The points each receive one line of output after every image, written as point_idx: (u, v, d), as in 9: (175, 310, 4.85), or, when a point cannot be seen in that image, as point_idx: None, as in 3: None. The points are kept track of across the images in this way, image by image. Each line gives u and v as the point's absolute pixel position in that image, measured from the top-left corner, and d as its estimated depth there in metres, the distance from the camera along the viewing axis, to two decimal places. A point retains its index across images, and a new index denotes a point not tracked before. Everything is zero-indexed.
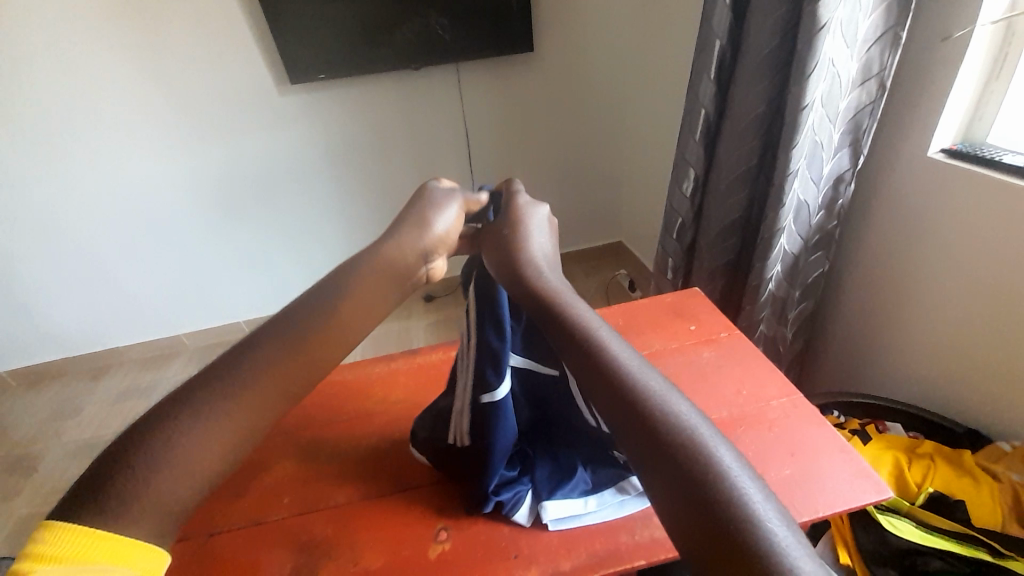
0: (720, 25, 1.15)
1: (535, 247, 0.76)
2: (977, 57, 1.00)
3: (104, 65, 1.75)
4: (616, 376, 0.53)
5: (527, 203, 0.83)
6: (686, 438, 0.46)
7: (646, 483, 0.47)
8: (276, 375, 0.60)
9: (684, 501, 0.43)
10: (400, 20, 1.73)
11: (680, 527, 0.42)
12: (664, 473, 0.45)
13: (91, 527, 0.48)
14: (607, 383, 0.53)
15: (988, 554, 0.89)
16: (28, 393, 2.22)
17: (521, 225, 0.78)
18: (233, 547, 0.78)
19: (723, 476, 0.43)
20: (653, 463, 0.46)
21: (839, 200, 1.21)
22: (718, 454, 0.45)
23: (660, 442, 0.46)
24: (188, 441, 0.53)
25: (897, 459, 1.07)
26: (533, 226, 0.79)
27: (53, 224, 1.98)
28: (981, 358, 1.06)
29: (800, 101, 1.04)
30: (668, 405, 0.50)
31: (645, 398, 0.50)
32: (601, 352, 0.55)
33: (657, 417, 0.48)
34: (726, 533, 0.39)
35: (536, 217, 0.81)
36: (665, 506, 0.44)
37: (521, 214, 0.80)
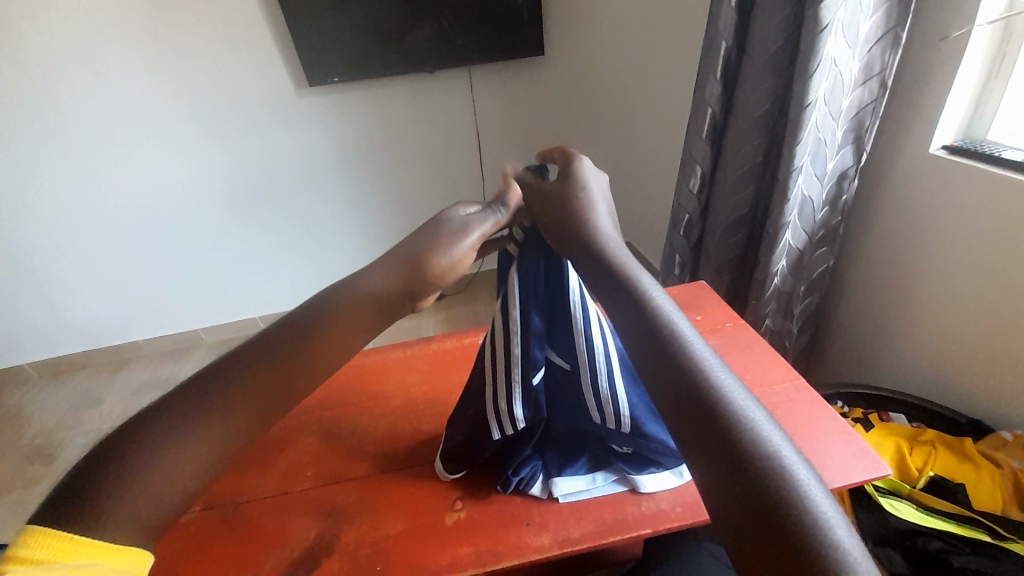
0: (726, 27, 1.19)
1: (599, 214, 0.69)
2: (976, 55, 1.03)
3: (132, 68, 1.83)
4: (665, 343, 0.50)
5: (582, 165, 0.73)
6: (733, 412, 0.44)
7: (694, 461, 0.44)
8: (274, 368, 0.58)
9: (725, 477, 0.41)
10: (415, 24, 1.79)
11: (717, 501, 0.41)
12: (715, 457, 0.42)
13: (68, 531, 0.45)
14: (654, 349, 0.50)
15: (987, 535, 0.92)
16: (50, 385, 2.29)
17: (577, 184, 0.71)
18: (259, 513, 0.83)
19: (771, 458, 0.40)
20: (693, 435, 0.44)
21: (843, 197, 1.25)
22: (768, 434, 0.42)
23: (708, 417, 0.44)
24: (169, 450, 0.51)
25: (899, 445, 1.10)
26: (590, 187, 0.71)
27: (80, 220, 2.07)
28: (982, 349, 1.09)
29: (804, 100, 1.07)
30: (717, 377, 0.47)
31: (694, 367, 0.47)
32: (650, 317, 0.53)
33: (706, 389, 0.46)
34: (768, 517, 0.38)
35: (591, 178, 0.73)
36: (703, 477, 0.43)
37: (575, 173, 0.72)
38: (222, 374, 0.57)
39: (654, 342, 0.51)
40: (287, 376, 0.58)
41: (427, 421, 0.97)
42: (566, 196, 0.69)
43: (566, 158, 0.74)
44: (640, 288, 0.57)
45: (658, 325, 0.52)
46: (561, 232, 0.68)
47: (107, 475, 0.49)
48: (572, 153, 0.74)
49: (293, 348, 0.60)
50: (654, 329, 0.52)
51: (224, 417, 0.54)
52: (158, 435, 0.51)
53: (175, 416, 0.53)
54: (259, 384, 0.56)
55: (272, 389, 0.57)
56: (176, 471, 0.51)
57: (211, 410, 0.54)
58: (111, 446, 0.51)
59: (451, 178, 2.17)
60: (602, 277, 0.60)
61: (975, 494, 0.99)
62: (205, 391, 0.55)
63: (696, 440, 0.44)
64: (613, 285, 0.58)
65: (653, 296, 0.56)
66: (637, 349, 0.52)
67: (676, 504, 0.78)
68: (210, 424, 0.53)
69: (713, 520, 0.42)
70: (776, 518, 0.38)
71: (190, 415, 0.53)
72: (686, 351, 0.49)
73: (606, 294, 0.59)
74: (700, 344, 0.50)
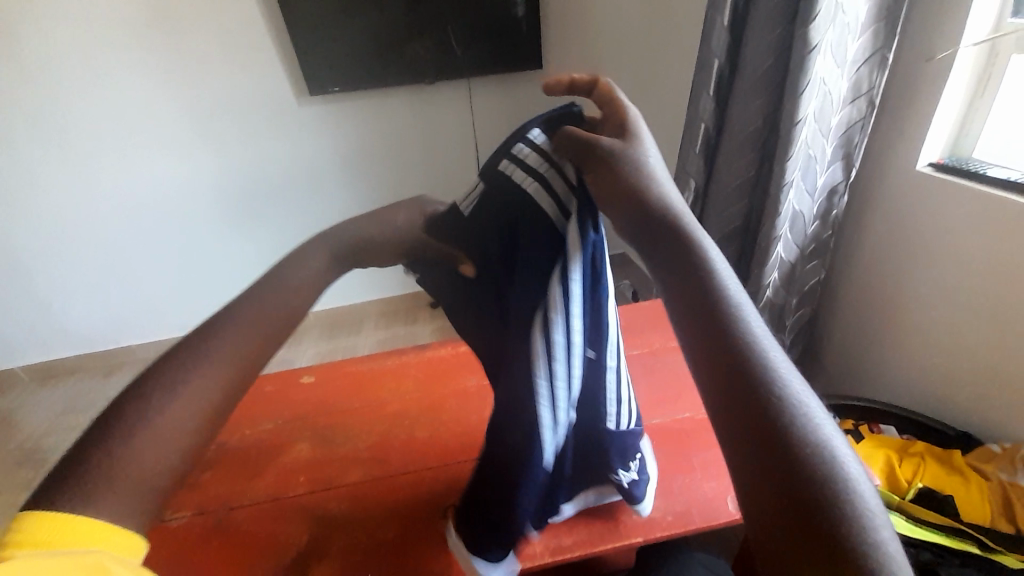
0: (719, 45, 1.22)
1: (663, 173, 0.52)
2: (963, 74, 1.07)
3: (135, 74, 1.85)
4: (726, 327, 0.43)
5: (632, 115, 0.55)
6: (794, 412, 0.39)
7: (739, 446, 0.39)
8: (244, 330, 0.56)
9: (772, 472, 0.38)
10: (416, 37, 1.82)
11: (764, 510, 0.38)
12: (766, 447, 0.38)
13: (66, 513, 0.43)
14: (712, 333, 0.42)
15: (975, 547, 0.93)
16: (40, 389, 2.27)
17: (635, 143, 0.53)
18: (250, 520, 0.83)
19: (832, 467, 0.37)
20: (742, 417, 0.40)
21: (833, 211, 1.27)
22: (827, 436, 0.39)
23: (762, 402, 0.40)
24: (155, 416, 0.49)
25: (889, 457, 1.11)
26: (650, 146, 0.53)
27: (77, 224, 2.07)
28: (971, 363, 1.10)
29: (794, 117, 1.10)
30: (778, 370, 0.41)
31: (755, 359, 0.41)
32: (710, 294, 0.44)
33: (762, 370, 0.41)
34: (826, 533, 0.35)
35: (645, 130, 0.55)
36: (751, 483, 0.38)
37: (628, 125, 0.54)
38: (197, 339, 0.55)
39: (716, 325, 0.43)
40: (271, 332, 0.58)
41: (421, 428, 0.97)
42: (624, 161, 0.52)
43: (611, 97, 0.56)
44: (707, 264, 0.46)
45: (719, 304, 0.44)
46: (612, 205, 0.51)
47: (99, 453, 0.47)
48: (621, 99, 0.56)
49: (268, 306, 0.59)
50: (716, 308, 0.43)
51: (214, 370, 0.53)
52: (149, 397, 0.50)
53: (162, 378, 0.51)
54: (244, 337, 0.56)
55: (258, 342, 0.56)
56: (175, 427, 0.49)
57: (198, 367, 0.52)
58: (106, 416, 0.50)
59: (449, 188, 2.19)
60: (666, 256, 0.47)
61: (963, 506, 1.00)
62: (192, 353, 0.53)
63: (750, 442, 0.39)
64: (672, 254, 0.47)
65: (718, 271, 0.46)
66: (691, 315, 0.44)
67: (668, 512, 0.78)
68: (198, 379, 0.52)
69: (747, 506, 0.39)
70: (835, 534, 0.35)
71: (179, 374, 0.52)
72: (747, 336, 0.42)
73: (661, 266, 0.47)
74: (760, 328, 0.44)
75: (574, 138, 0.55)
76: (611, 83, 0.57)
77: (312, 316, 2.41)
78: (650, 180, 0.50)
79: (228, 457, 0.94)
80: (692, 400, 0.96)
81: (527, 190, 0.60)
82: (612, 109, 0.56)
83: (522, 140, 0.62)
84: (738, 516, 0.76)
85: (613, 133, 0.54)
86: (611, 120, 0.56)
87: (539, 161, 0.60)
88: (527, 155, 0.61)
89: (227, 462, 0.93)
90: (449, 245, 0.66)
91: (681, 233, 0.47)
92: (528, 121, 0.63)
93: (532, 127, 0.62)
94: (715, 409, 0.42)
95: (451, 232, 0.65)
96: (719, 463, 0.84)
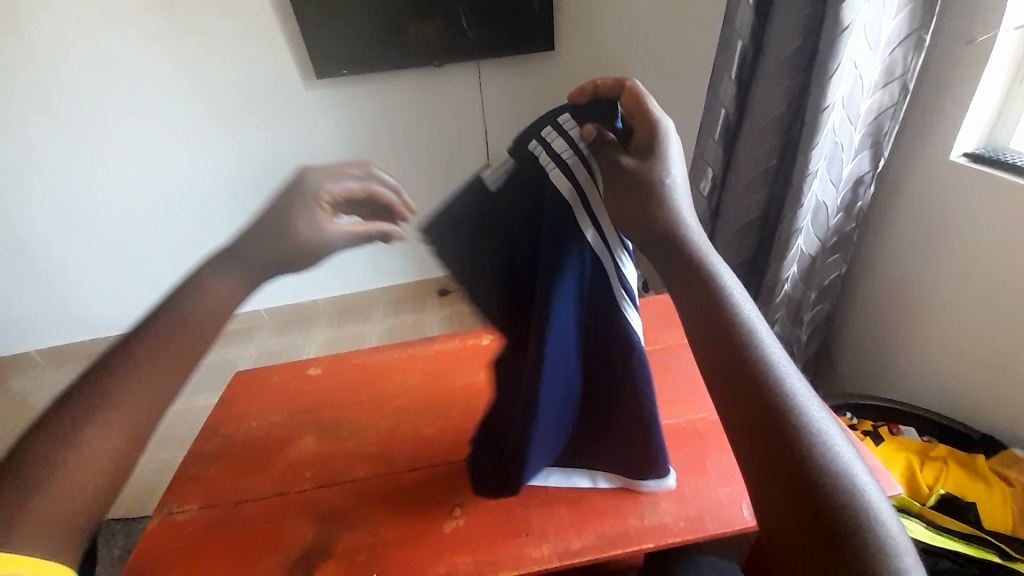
0: (743, 25, 1.15)
1: (679, 199, 0.49)
2: (1005, 59, 1.00)
3: (137, 56, 1.81)
4: (742, 344, 0.44)
5: (663, 127, 0.51)
6: (811, 430, 0.40)
7: (755, 464, 0.40)
8: (158, 359, 0.55)
9: (787, 491, 0.39)
10: (424, 19, 1.76)
11: (784, 529, 0.38)
12: (781, 468, 0.39)
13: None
14: (728, 350, 0.43)
15: (996, 556, 0.90)
16: (55, 372, 2.31)
17: (659, 162, 0.50)
18: (254, 515, 0.82)
19: (847, 481, 0.39)
20: (758, 438, 0.41)
21: (859, 203, 1.22)
22: (842, 454, 0.40)
23: (777, 423, 0.40)
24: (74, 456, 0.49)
25: (909, 461, 1.09)
26: (675, 168, 0.50)
27: (85, 209, 2.07)
28: (999, 364, 1.05)
29: (821, 103, 1.04)
30: (794, 388, 0.42)
31: (772, 377, 0.42)
32: (726, 314, 0.45)
33: (776, 390, 0.42)
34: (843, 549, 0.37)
35: (677, 146, 0.51)
36: (772, 503, 0.39)
37: (655, 143, 0.51)
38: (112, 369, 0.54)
39: (729, 345, 0.44)
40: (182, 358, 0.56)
41: (428, 424, 0.96)
42: (642, 180, 0.50)
43: (637, 99, 0.54)
44: (718, 281, 0.46)
45: (734, 321, 0.45)
46: (626, 218, 0.51)
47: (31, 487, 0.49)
48: (652, 106, 0.53)
49: (167, 339, 0.56)
50: (729, 330, 0.44)
51: (116, 414, 0.52)
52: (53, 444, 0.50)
53: (64, 423, 0.51)
54: (148, 374, 0.54)
55: (159, 380, 0.54)
56: (82, 473, 0.49)
57: (101, 412, 0.51)
58: (9, 464, 0.50)
59: (458, 175, 2.15)
60: (678, 274, 0.47)
61: (986, 513, 0.97)
62: (89, 397, 0.52)
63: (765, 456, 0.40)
64: (683, 272, 0.47)
65: (732, 291, 0.46)
66: (706, 335, 0.45)
67: (680, 519, 0.76)
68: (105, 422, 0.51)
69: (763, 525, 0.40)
70: (851, 550, 0.36)
71: (77, 423, 0.51)
72: (762, 355, 0.44)
73: (676, 281, 0.48)
74: (773, 345, 0.45)
75: (609, 142, 0.57)
76: (639, 85, 0.56)
77: (320, 303, 2.40)
78: (663, 203, 0.49)
79: (234, 450, 0.94)
80: (707, 401, 0.93)
81: (548, 174, 0.63)
82: (640, 121, 0.53)
83: (554, 126, 0.64)
84: (752, 524, 0.74)
85: (636, 149, 0.52)
86: (637, 133, 0.53)
87: (565, 147, 0.63)
88: (554, 141, 0.64)
89: (232, 455, 0.93)
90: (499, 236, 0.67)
91: (694, 258, 0.47)
92: (562, 104, 0.65)
93: (564, 112, 0.64)
94: (732, 429, 0.42)
95: (494, 219, 0.67)
96: (734, 469, 0.81)
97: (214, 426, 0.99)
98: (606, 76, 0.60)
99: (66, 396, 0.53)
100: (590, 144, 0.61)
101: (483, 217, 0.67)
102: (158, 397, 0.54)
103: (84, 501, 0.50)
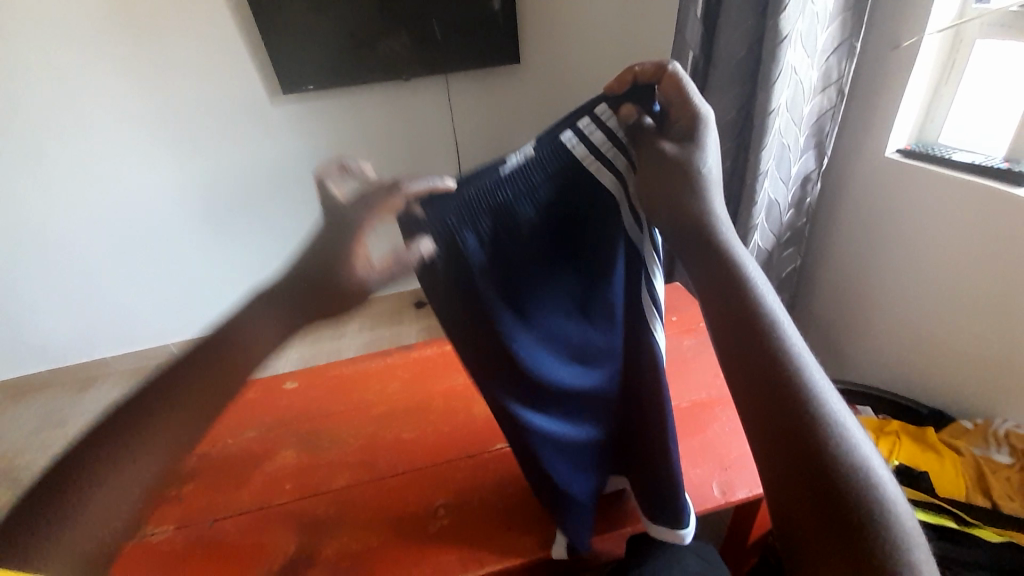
0: (692, 37, 1.22)
1: (716, 188, 0.53)
2: (929, 61, 1.10)
3: (96, 77, 1.78)
4: (759, 335, 0.47)
5: (705, 117, 0.54)
6: (827, 418, 0.44)
7: (778, 453, 0.44)
8: (196, 389, 0.59)
9: (806, 477, 0.42)
10: (390, 34, 1.80)
11: (798, 512, 0.42)
12: (800, 454, 0.43)
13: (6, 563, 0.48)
14: (745, 340, 0.47)
15: (950, 521, 0.97)
16: (11, 406, 2.20)
17: (699, 149, 0.53)
18: (235, 530, 0.82)
19: (860, 467, 0.42)
20: (780, 425, 0.44)
21: (808, 198, 1.31)
22: (855, 440, 0.44)
23: (795, 412, 0.44)
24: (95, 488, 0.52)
25: (865, 436, 1.13)
26: (712, 160, 0.54)
27: (41, 235, 2.00)
28: (944, 343, 1.13)
29: (767, 107, 1.11)
30: (813, 378, 0.46)
31: (789, 366, 0.46)
32: (749, 309, 0.48)
33: (795, 379, 0.45)
34: (852, 527, 0.40)
35: (713, 136, 0.55)
36: (786, 487, 0.43)
37: (697, 129, 0.54)
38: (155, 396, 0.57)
39: (751, 340, 0.47)
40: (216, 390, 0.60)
41: (409, 429, 0.97)
42: (686, 168, 0.52)
43: (678, 88, 0.55)
44: (744, 273, 0.50)
45: (756, 312, 0.48)
46: (653, 206, 0.54)
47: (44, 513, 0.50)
48: (693, 96, 0.54)
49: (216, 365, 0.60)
50: (753, 326, 0.47)
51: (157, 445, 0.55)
52: (95, 469, 0.52)
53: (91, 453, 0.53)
54: (191, 402, 0.58)
55: (198, 408, 0.58)
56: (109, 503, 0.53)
57: (127, 444, 0.54)
58: (48, 484, 0.52)
59: None
60: (704, 267, 0.51)
61: (938, 481, 1.02)
62: (128, 420, 0.55)
63: (778, 451, 0.44)
64: (709, 261, 0.50)
65: (761, 289, 0.49)
66: (733, 329, 0.48)
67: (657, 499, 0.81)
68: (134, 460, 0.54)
69: (778, 508, 0.44)
70: (865, 532, 0.40)
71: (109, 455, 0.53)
72: (788, 353, 0.47)
73: (706, 276, 0.50)
74: (795, 337, 0.48)
75: (646, 129, 0.58)
76: (679, 68, 0.56)
77: None
78: (698, 192, 0.52)
79: (211, 468, 0.93)
80: (678, 389, 0.98)
81: (588, 168, 0.61)
82: (679, 110, 0.55)
83: (589, 115, 0.62)
84: (721, 501, 0.78)
85: (676, 136, 0.55)
86: (676, 122, 0.56)
87: (604, 140, 0.61)
88: (592, 133, 0.61)
89: (208, 475, 0.92)
90: (510, 226, 0.61)
91: (722, 250, 0.50)
92: (598, 94, 0.62)
93: (600, 102, 0.61)
94: (758, 419, 0.46)
95: (505, 203, 0.61)
96: (704, 452, 0.85)
97: None
98: (645, 61, 0.58)
99: (104, 414, 0.56)
100: (628, 129, 0.60)
101: (490, 202, 0.60)
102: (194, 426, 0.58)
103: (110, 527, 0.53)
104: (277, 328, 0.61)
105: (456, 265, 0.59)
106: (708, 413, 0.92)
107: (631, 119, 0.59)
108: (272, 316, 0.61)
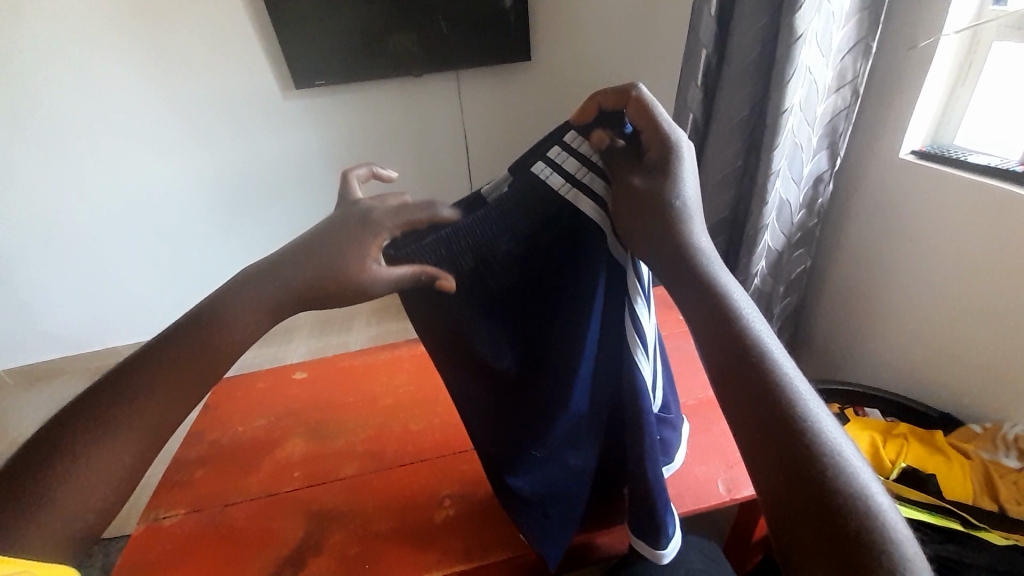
0: (706, 34, 1.21)
1: (694, 214, 0.53)
2: (945, 62, 1.09)
3: (112, 68, 1.81)
4: (750, 362, 0.46)
5: (675, 141, 0.55)
6: (822, 444, 0.43)
7: (767, 472, 0.43)
8: (172, 372, 0.54)
9: (798, 494, 0.41)
10: (403, 28, 1.81)
11: (793, 532, 0.41)
12: (790, 471, 0.42)
13: None
14: (736, 366, 0.47)
15: (959, 524, 0.96)
16: (25, 393, 2.23)
17: (671, 180, 0.54)
18: (245, 515, 0.83)
19: (856, 483, 0.41)
20: (769, 443, 0.44)
21: (820, 199, 1.30)
22: (847, 455, 0.43)
23: (784, 429, 0.43)
24: (69, 477, 0.48)
25: (874, 437, 1.14)
26: (687, 186, 0.54)
27: (57, 224, 2.03)
28: (953, 347, 1.13)
29: (780, 105, 1.10)
30: (803, 400, 0.45)
31: (780, 391, 0.45)
32: (733, 327, 0.48)
33: (781, 397, 0.45)
34: (853, 550, 0.38)
35: (689, 162, 0.55)
36: (779, 506, 0.42)
37: (670, 155, 0.55)
38: (130, 382, 0.53)
39: (738, 359, 0.47)
40: (194, 375, 0.54)
41: (416, 421, 0.98)
42: (654, 198, 0.53)
43: (644, 111, 0.56)
44: (728, 299, 0.50)
45: (739, 330, 0.48)
46: (637, 236, 0.54)
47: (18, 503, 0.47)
48: (662, 119, 0.55)
49: (196, 348, 0.55)
50: (739, 346, 0.47)
51: (120, 442, 0.51)
52: (68, 457, 0.49)
53: (69, 442, 0.50)
54: (163, 395, 0.53)
55: (172, 392, 0.53)
56: (85, 492, 0.49)
57: (100, 430, 0.50)
58: (3, 480, 0.48)
59: (439, 181, 2.18)
60: (682, 293, 0.51)
61: (947, 484, 1.03)
62: (102, 408, 0.51)
63: (769, 468, 0.43)
64: (685, 283, 0.51)
65: (745, 311, 0.49)
66: (718, 350, 0.48)
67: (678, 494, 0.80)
68: (106, 447, 0.50)
69: (774, 528, 0.43)
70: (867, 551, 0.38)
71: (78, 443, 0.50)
72: (773, 371, 0.47)
73: (688, 303, 0.51)
74: (780, 354, 0.48)
75: (619, 152, 0.60)
76: (644, 92, 0.57)
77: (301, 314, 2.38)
78: (673, 219, 0.52)
79: (221, 455, 0.95)
80: (683, 387, 0.98)
81: (563, 196, 0.62)
82: (651, 135, 0.56)
83: (559, 144, 0.63)
84: (725, 498, 0.78)
85: (649, 165, 0.56)
86: (648, 149, 0.56)
87: (577, 167, 0.62)
88: (563, 162, 0.62)
89: (219, 460, 0.94)
90: (485, 257, 0.64)
91: (702, 266, 0.51)
92: (565, 123, 0.65)
93: (569, 131, 0.64)
94: (748, 438, 0.45)
95: (480, 239, 0.63)
96: (708, 450, 0.86)
97: (200, 433, 1.00)
98: (606, 89, 0.60)
99: (73, 405, 0.53)
100: (602, 154, 0.61)
101: (467, 239, 0.63)
102: (165, 418, 0.53)
103: (85, 521, 0.49)
104: (261, 312, 0.56)
105: (437, 295, 0.65)
106: (714, 411, 0.93)
107: (604, 144, 0.60)
108: (254, 297, 0.56)
